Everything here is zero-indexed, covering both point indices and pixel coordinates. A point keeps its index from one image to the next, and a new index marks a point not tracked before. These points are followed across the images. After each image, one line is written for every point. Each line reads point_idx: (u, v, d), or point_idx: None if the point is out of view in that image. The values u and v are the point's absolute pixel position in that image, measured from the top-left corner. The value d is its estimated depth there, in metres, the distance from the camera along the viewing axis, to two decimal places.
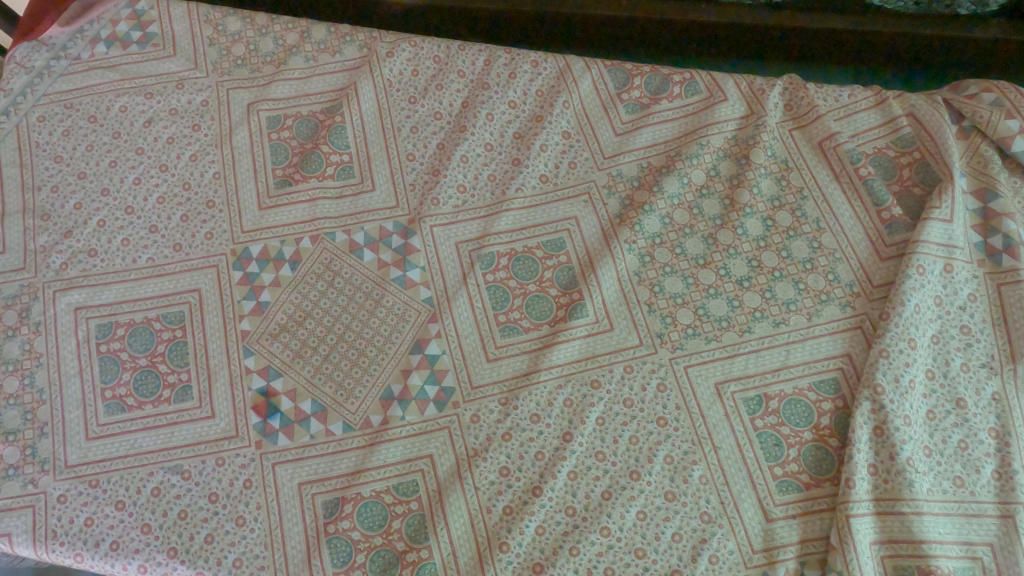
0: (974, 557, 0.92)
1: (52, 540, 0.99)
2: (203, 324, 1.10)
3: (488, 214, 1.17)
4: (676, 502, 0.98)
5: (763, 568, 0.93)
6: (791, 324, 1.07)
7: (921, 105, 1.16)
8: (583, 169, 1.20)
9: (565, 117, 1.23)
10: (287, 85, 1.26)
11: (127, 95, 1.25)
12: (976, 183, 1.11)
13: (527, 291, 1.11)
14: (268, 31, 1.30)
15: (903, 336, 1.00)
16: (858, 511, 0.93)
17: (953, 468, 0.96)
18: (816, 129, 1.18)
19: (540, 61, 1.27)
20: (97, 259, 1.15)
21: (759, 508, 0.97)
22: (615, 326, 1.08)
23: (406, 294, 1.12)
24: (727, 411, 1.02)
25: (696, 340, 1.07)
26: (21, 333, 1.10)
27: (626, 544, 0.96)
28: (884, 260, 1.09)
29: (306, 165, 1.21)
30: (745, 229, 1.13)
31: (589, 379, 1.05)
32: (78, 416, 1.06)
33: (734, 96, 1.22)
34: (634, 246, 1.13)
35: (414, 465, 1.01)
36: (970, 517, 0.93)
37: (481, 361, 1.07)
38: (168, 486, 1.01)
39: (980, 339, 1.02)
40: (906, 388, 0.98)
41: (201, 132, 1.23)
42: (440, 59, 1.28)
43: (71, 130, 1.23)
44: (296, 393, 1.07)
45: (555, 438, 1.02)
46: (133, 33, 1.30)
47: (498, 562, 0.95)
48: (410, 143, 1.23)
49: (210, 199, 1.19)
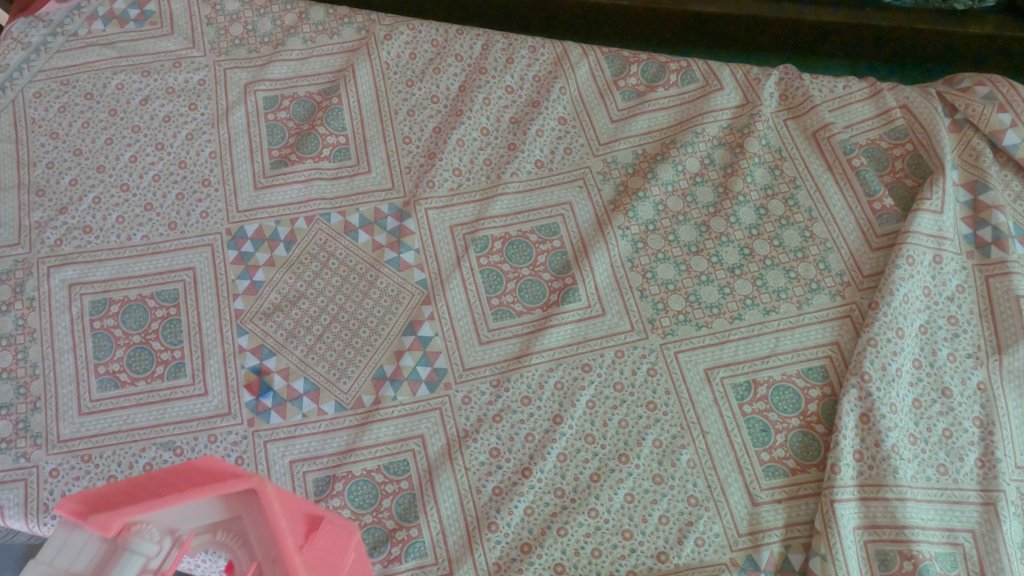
0: (955, 543, 0.93)
1: (44, 513, 0.98)
2: (196, 302, 1.11)
3: (483, 197, 1.18)
4: (664, 485, 0.98)
5: (748, 551, 0.94)
6: (780, 311, 1.08)
7: (914, 97, 1.17)
8: (578, 155, 1.21)
9: (562, 103, 1.24)
10: (285, 66, 1.27)
11: (123, 73, 1.25)
12: (966, 175, 1.13)
13: (520, 275, 1.12)
14: (266, 12, 1.30)
15: (891, 325, 1.01)
16: (842, 496, 0.94)
17: (936, 456, 0.97)
18: (810, 119, 1.19)
19: (537, 47, 1.28)
20: (92, 237, 1.15)
21: (746, 492, 0.98)
22: (607, 311, 1.09)
23: (400, 276, 1.13)
24: (716, 396, 1.03)
25: (687, 326, 1.08)
26: (15, 308, 1.10)
27: (613, 525, 0.96)
28: (875, 251, 1.10)
29: (302, 146, 1.21)
30: (738, 217, 1.14)
31: (580, 363, 1.06)
32: (70, 391, 1.06)
33: (730, 85, 1.23)
34: (627, 232, 1.14)
35: (406, 445, 1.02)
36: (953, 504, 0.95)
37: (473, 343, 1.08)
38: (160, 462, 1.02)
39: (966, 329, 1.04)
40: (892, 376, 0.99)
41: (198, 111, 1.23)
42: (438, 42, 1.28)
43: (67, 106, 1.23)
44: (289, 372, 1.07)
45: (546, 420, 1.03)
46: (131, 12, 1.30)
47: (486, 542, 0.96)
48: (406, 126, 1.23)
49: (205, 177, 1.19)
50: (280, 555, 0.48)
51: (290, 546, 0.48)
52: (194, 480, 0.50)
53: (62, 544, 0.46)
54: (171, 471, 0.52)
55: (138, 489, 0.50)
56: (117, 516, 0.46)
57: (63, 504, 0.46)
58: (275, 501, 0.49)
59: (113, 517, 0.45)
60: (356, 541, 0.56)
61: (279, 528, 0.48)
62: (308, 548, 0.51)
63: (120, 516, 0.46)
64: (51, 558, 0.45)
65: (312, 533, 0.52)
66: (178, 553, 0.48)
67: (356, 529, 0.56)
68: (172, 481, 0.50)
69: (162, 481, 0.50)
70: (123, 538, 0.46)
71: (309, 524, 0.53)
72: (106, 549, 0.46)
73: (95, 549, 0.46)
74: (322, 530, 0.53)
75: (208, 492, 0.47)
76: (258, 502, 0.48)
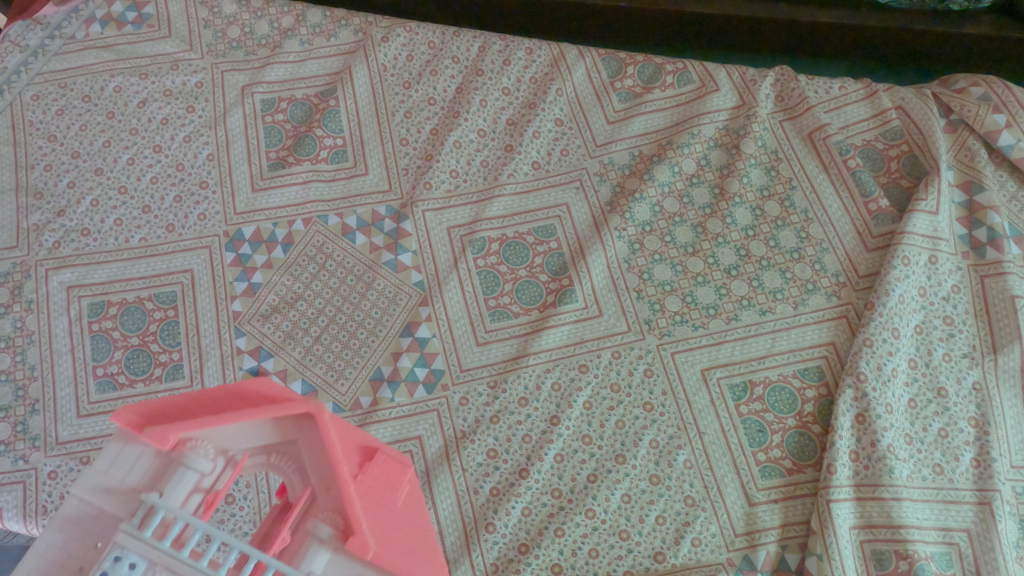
0: (951, 543, 0.93)
1: (42, 515, 0.98)
2: (195, 304, 1.11)
3: (480, 199, 1.18)
4: (661, 486, 0.99)
5: (745, 551, 0.95)
6: (777, 312, 1.08)
7: (910, 98, 1.18)
8: (575, 157, 1.21)
9: (559, 105, 1.24)
10: (283, 68, 1.27)
11: (121, 75, 1.25)
12: (962, 176, 1.13)
13: (517, 276, 1.13)
14: (263, 15, 1.31)
15: (887, 326, 1.02)
16: (838, 496, 0.94)
17: (932, 455, 0.98)
18: (806, 120, 1.19)
19: (534, 48, 1.28)
20: (91, 239, 1.15)
21: (742, 492, 0.98)
22: (604, 312, 1.09)
23: (397, 277, 1.13)
24: (713, 397, 1.03)
25: (684, 327, 1.08)
26: (13, 310, 1.10)
27: (610, 526, 0.97)
28: (871, 251, 1.10)
29: (299, 147, 1.21)
30: (734, 218, 1.15)
31: (577, 363, 1.06)
32: (69, 394, 1.06)
33: (726, 86, 1.23)
34: (624, 233, 1.14)
35: (403, 446, 1.02)
36: (949, 504, 0.95)
37: (470, 344, 1.08)
38: None
39: (962, 330, 1.04)
40: (888, 376, 1.00)
41: (196, 114, 1.24)
42: (434, 44, 1.29)
43: (65, 109, 1.23)
44: (286, 373, 1.07)
45: (543, 421, 1.03)
46: (128, 15, 1.30)
47: (484, 542, 0.96)
48: (404, 127, 1.24)
49: (203, 180, 1.19)
50: (329, 472, 0.55)
51: (341, 468, 0.54)
52: (255, 403, 0.57)
53: (117, 456, 0.53)
54: (234, 391, 0.59)
55: (200, 407, 0.57)
56: (173, 430, 0.53)
57: (120, 415, 0.53)
58: (330, 426, 0.56)
59: (169, 432, 0.52)
60: (412, 477, 0.60)
61: (330, 448, 0.55)
62: (362, 475, 0.57)
63: (176, 430, 0.53)
64: (108, 468, 0.52)
65: (367, 463, 0.58)
66: (232, 471, 0.54)
67: (411, 463, 0.60)
68: (235, 401, 0.58)
69: (219, 401, 0.58)
70: (179, 451, 0.52)
71: (363, 456, 0.59)
72: (160, 463, 0.53)
73: (149, 463, 0.52)
74: (376, 460, 0.58)
75: (265, 413, 0.55)
76: (315, 426, 0.56)
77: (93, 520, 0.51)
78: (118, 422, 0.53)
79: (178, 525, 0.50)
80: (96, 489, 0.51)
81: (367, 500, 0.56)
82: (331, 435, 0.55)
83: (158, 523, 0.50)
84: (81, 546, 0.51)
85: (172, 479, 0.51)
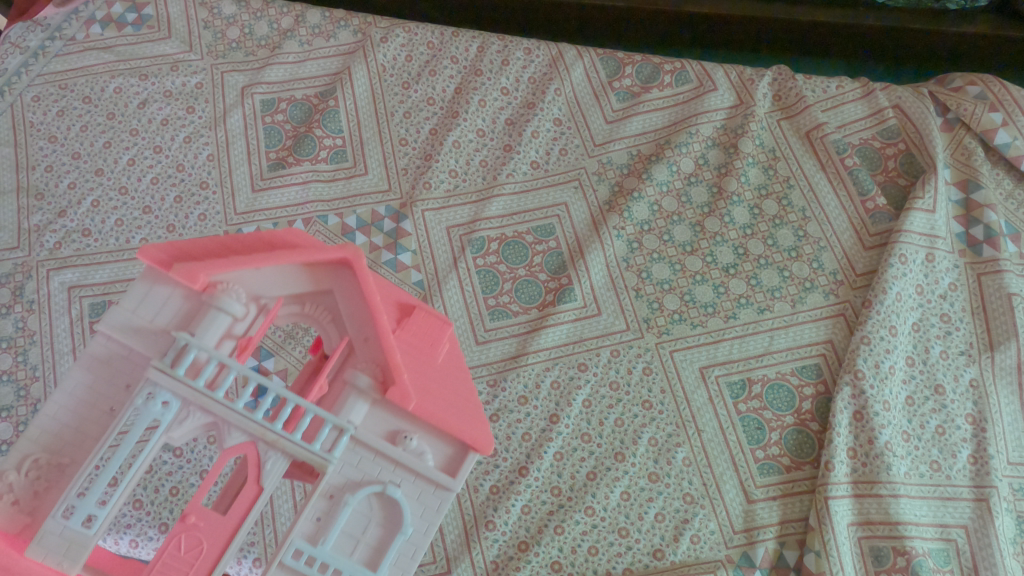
0: (948, 539, 0.94)
1: None
2: None
3: (479, 198, 1.19)
4: (659, 483, 0.99)
5: (744, 547, 0.95)
6: (774, 310, 1.09)
7: (906, 97, 1.18)
8: (573, 157, 1.22)
9: (557, 105, 1.25)
10: (283, 69, 1.27)
11: (122, 76, 1.26)
12: (958, 174, 1.14)
13: (516, 275, 1.13)
14: (263, 15, 1.31)
15: (884, 323, 1.02)
16: (836, 493, 0.95)
17: (930, 452, 0.98)
18: (803, 119, 1.20)
19: (533, 49, 1.29)
20: (91, 239, 1.15)
21: (741, 489, 0.98)
22: (603, 310, 1.10)
23: (397, 277, 1.13)
24: (711, 395, 1.04)
25: (682, 325, 1.09)
26: (14, 311, 1.09)
27: (610, 523, 0.97)
28: (868, 250, 1.11)
29: (299, 148, 1.22)
30: (732, 217, 1.15)
31: (577, 362, 1.07)
32: None
33: (723, 86, 1.24)
34: (622, 232, 1.15)
35: None
36: (947, 500, 0.95)
37: (470, 343, 1.08)
38: (159, 463, 0.96)
39: (959, 327, 1.05)
40: (885, 373, 1.00)
41: (195, 114, 1.24)
42: (433, 45, 1.30)
43: (66, 110, 1.23)
44: (287, 373, 1.07)
45: (542, 419, 1.03)
46: (128, 16, 1.31)
47: (484, 540, 0.95)
48: (403, 127, 1.25)
49: (203, 180, 1.20)
50: (367, 327, 0.66)
51: (382, 327, 0.65)
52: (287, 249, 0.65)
53: (145, 296, 0.61)
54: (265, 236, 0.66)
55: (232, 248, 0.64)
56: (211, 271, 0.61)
57: (149, 252, 0.60)
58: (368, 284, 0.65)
59: (202, 272, 0.60)
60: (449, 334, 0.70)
61: (369, 303, 0.65)
62: (402, 329, 0.68)
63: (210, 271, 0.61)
64: (138, 307, 0.61)
65: (406, 319, 0.68)
66: (264, 319, 0.65)
67: (450, 322, 0.70)
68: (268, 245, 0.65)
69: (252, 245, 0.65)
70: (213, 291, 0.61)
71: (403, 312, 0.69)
72: (192, 305, 0.62)
73: (178, 304, 0.61)
74: (415, 317, 0.68)
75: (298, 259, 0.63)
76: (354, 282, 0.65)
77: (124, 358, 0.61)
78: (144, 258, 0.60)
79: (210, 367, 0.60)
80: (127, 328, 0.60)
81: (407, 350, 0.67)
82: (372, 285, 0.65)
83: (190, 362, 0.60)
84: (110, 383, 0.61)
85: (205, 321, 0.61)
